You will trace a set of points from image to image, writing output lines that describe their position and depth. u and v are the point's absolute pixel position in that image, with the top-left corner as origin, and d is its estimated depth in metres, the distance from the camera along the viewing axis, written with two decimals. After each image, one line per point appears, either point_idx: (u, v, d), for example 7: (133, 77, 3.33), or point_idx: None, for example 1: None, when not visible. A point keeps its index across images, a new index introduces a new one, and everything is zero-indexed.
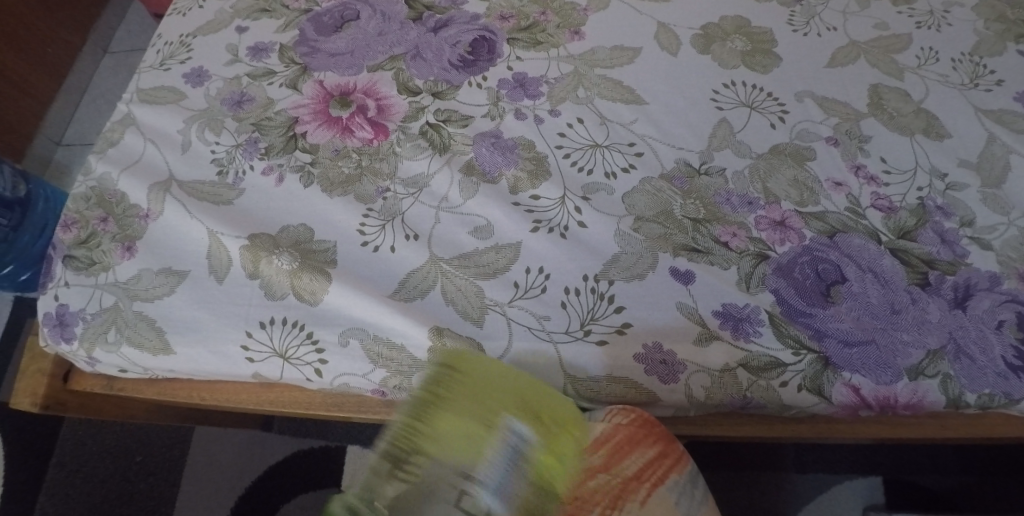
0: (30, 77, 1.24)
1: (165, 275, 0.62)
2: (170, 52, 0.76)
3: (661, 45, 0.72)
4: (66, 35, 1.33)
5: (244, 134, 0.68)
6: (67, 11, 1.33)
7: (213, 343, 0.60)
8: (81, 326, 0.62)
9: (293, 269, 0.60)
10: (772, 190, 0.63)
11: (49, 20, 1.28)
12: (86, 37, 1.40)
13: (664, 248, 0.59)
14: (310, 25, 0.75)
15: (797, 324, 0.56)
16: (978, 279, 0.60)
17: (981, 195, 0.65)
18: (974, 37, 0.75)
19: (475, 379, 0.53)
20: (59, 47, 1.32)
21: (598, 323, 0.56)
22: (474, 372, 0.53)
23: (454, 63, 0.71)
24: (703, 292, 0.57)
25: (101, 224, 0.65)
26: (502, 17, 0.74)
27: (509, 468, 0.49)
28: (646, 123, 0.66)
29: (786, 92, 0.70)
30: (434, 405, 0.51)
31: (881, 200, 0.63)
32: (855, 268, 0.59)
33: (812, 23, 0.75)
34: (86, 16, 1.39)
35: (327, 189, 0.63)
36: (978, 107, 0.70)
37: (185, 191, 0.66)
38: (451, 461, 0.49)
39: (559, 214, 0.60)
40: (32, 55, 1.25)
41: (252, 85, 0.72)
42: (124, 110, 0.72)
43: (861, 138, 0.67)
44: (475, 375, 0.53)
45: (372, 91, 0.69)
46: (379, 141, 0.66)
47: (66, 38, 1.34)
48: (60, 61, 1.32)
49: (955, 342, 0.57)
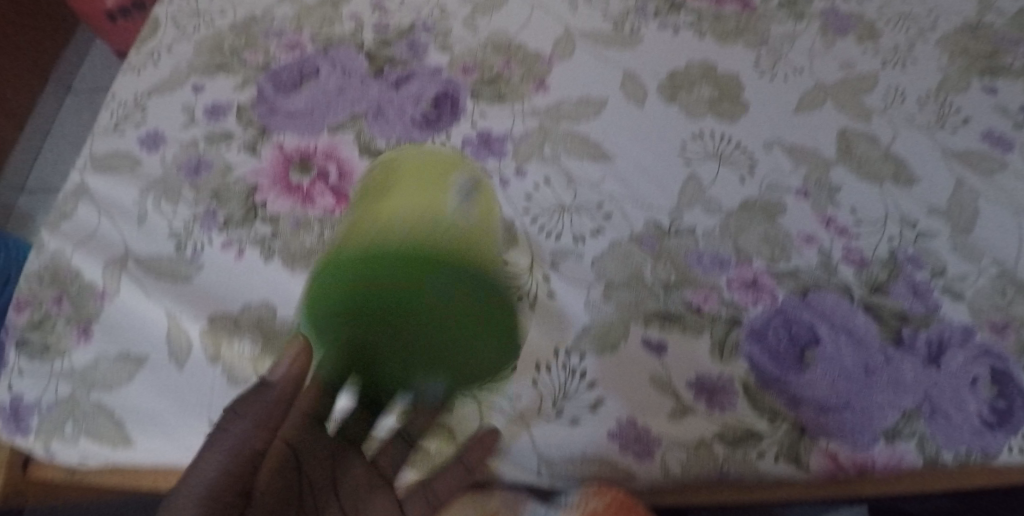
0: None
1: (123, 361, 0.60)
2: (124, 114, 0.73)
3: (627, 95, 0.71)
4: (25, 76, 1.29)
5: (202, 204, 0.67)
6: (26, 52, 1.29)
7: (176, 434, 0.58)
8: (36, 417, 0.59)
9: (254, 353, 0.59)
10: (743, 248, 0.63)
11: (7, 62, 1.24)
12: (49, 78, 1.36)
13: (636, 317, 0.59)
14: (268, 82, 0.74)
15: (772, 392, 0.56)
16: (951, 333, 0.60)
17: (952, 243, 0.64)
18: (939, 74, 0.75)
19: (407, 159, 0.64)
20: (18, 91, 1.28)
21: (571, 400, 0.56)
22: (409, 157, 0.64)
23: (417, 121, 0.69)
24: (676, 362, 0.57)
25: (55, 306, 0.63)
26: (465, 70, 0.73)
27: (472, 205, 0.59)
28: (614, 181, 0.66)
29: (754, 141, 0.69)
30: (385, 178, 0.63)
31: (852, 253, 0.63)
32: (828, 328, 0.59)
33: (779, 66, 0.75)
34: (48, 57, 1.35)
35: (291, 263, 0.63)
36: (945, 149, 0.70)
37: (142, 268, 0.64)
38: (431, 212, 0.55)
39: (528, 283, 0.61)
40: None
41: (210, 150, 0.70)
42: (78, 179, 0.69)
43: (830, 188, 0.66)
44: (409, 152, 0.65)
45: (332, 154, 0.68)
46: (341, 209, 0.65)
47: (27, 79, 1.30)
48: (20, 105, 1.29)
49: (931, 400, 0.57)
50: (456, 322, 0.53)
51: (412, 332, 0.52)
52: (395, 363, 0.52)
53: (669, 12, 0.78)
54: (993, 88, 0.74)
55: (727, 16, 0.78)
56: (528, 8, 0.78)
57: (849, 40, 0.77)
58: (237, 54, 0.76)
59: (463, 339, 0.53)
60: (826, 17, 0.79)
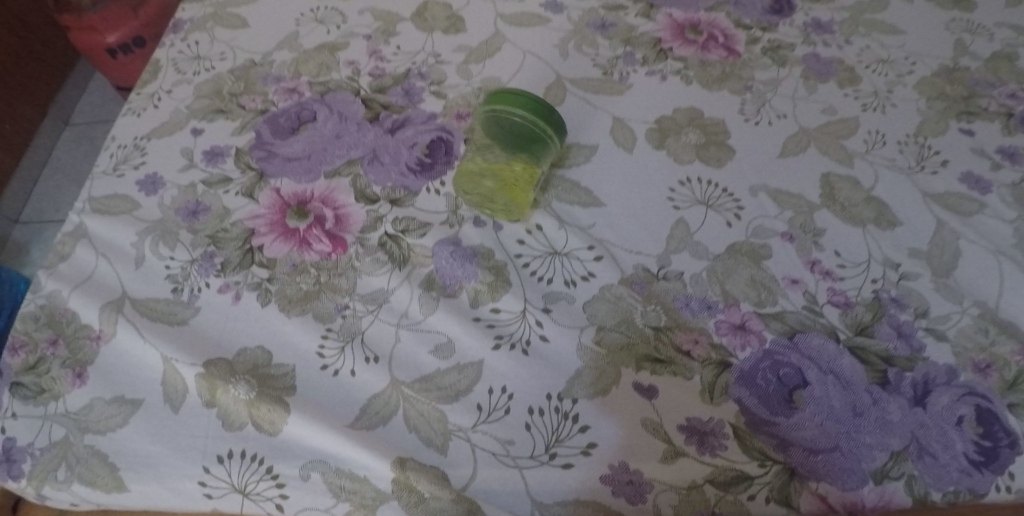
0: None
1: (118, 404, 0.61)
2: (124, 156, 0.74)
3: (616, 141, 0.73)
4: (23, 109, 1.30)
5: (200, 248, 0.67)
6: (25, 85, 1.30)
7: (169, 479, 0.58)
8: (29, 462, 0.59)
9: (250, 398, 0.60)
10: (730, 292, 0.64)
11: (5, 95, 1.25)
12: (47, 110, 1.36)
13: (627, 361, 0.61)
14: (266, 127, 0.75)
15: (761, 435, 0.58)
16: (936, 374, 0.61)
17: (934, 284, 0.66)
18: (918, 117, 0.77)
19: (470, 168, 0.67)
20: (16, 123, 1.29)
21: (565, 444, 0.58)
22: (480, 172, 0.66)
23: (412, 166, 0.71)
24: (666, 406, 0.59)
25: (50, 348, 0.63)
26: (459, 116, 0.75)
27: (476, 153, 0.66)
28: (605, 227, 0.68)
29: (740, 186, 0.71)
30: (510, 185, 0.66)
31: (836, 295, 0.64)
32: (816, 371, 0.60)
33: (763, 111, 0.77)
34: (47, 90, 1.36)
35: (286, 307, 0.64)
36: (925, 191, 0.71)
37: (139, 310, 0.64)
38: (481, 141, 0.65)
39: (520, 328, 0.62)
40: None
41: (208, 194, 0.71)
42: (76, 220, 0.70)
43: (814, 231, 0.68)
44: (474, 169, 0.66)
45: (329, 199, 0.69)
46: (337, 254, 0.66)
47: (25, 112, 1.31)
48: (17, 137, 1.29)
49: (917, 441, 0.58)
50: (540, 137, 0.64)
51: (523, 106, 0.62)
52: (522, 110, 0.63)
53: (657, 58, 0.80)
54: (970, 129, 0.76)
55: (713, 62, 0.80)
56: (520, 55, 0.80)
57: (831, 84, 0.79)
58: (235, 98, 0.78)
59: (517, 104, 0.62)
60: (808, 61, 0.81)
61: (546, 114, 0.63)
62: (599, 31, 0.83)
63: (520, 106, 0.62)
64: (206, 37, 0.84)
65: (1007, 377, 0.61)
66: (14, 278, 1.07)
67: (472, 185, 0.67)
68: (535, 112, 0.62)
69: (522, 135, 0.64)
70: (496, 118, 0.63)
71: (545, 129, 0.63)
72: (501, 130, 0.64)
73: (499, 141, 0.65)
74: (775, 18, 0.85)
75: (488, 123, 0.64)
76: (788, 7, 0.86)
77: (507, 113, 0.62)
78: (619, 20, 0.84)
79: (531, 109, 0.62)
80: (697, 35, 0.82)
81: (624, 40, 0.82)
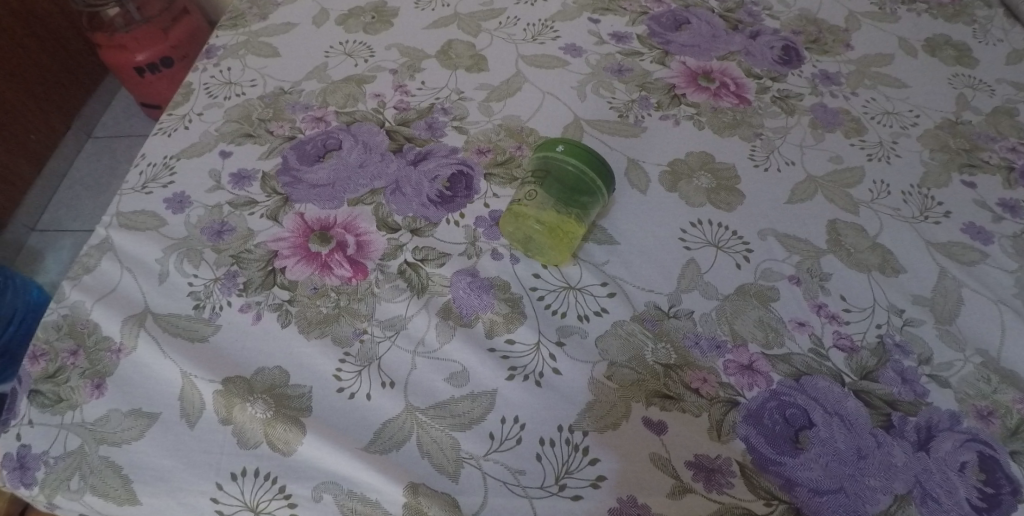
0: (10, 166, 1.25)
1: (135, 417, 0.62)
2: (153, 174, 0.77)
3: (631, 182, 0.76)
4: (51, 121, 1.33)
5: (223, 267, 0.69)
6: (54, 98, 1.33)
7: (182, 493, 0.59)
8: (43, 470, 0.60)
9: (267, 417, 0.61)
10: (738, 332, 0.66)
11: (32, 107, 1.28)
12: (71, 123, 1.39)
13: (637, 396, 0.62)
14: (293, 154, 0.77)
15: (767, 474, 0.59)
16: (939, 419, 0.62)
17: (937, 330, 0.67)
18: (922, 168, 0.79)
19: (517, 214, 0.69)
20: (42, 134, 1.32)
21: (574, 476, 0.59)
22: (526, 218, 0.68)
23: (433, 198, 0.73)
24: (676, 442, 0.61)
25: (70, 358, 0.65)
26: (480, 151, 0.78)
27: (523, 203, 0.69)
28: (618, 264, 0.70)
29: (749, 229, 0.73)
30: (555, 234, 0.67)
31: (842, 338, 0.66)
32: (822, 413, 0.62)
33: (772, 157, 0.79)
34: (72, 103, 1.39)
35: (305, 329, 0.66)
36: (929, 240, 0.73)
37: (160, 325, 0.66)
38: (526, 195, 0.69)
39: (534, 361, 0.64)
40: (15, 144, 1.25)
41: (233, 215, 0.73)
42: (103, 234, 0.72)
43: (821, 276, 0.70)
44: (519, 216, 0.69)
45: (351, 226, 0.71)
46: (357, 280, 0.68)
47: (51, 123, 1.34)
48: (42, 148, 1.32)
49: (921, 485, 0.59)
50: (589, 191, 0.68)
51: (574, 163, 0.67)
52: (574, 164, 0.67)
53: (670, 103, 0.83)
54: (972, 182, 0.79)
55: (724, 109, 0.83)
56: (540, 95, 0.83)
57: (837, 134, 0.82)
58: (264, 124, 0.81)
59: (572, 161, 0.67)
60: (816, 111, 0.84)
61: (599, 168, 0.67)
62: (615, 75, 0.86)
63: (575, 155, 0.67)
64: (237, 64, 0.88)
65: (1008, 425, 0.62)
66: (28, 283, 1.09)
67: (520, 224, 0.69)
68: (588, 164, 0.67)
69: (571, 185, 0.68)
70: (548, 164, 0.68)
71: (596, 180, 0.67)
72: (550, 177, 0.68)
73: (549, 194, 0.68)
74: (785, 69, 0.88)
75: (538, 171, 0.69)
76: (796, 58, 0.89)
77: (561, 162, 0.68)
78: (635, 65, 0.87)
79: (586, 160, 0.67)
80: (709, 82, 0.86)
81: (639, 85, 0.85)
